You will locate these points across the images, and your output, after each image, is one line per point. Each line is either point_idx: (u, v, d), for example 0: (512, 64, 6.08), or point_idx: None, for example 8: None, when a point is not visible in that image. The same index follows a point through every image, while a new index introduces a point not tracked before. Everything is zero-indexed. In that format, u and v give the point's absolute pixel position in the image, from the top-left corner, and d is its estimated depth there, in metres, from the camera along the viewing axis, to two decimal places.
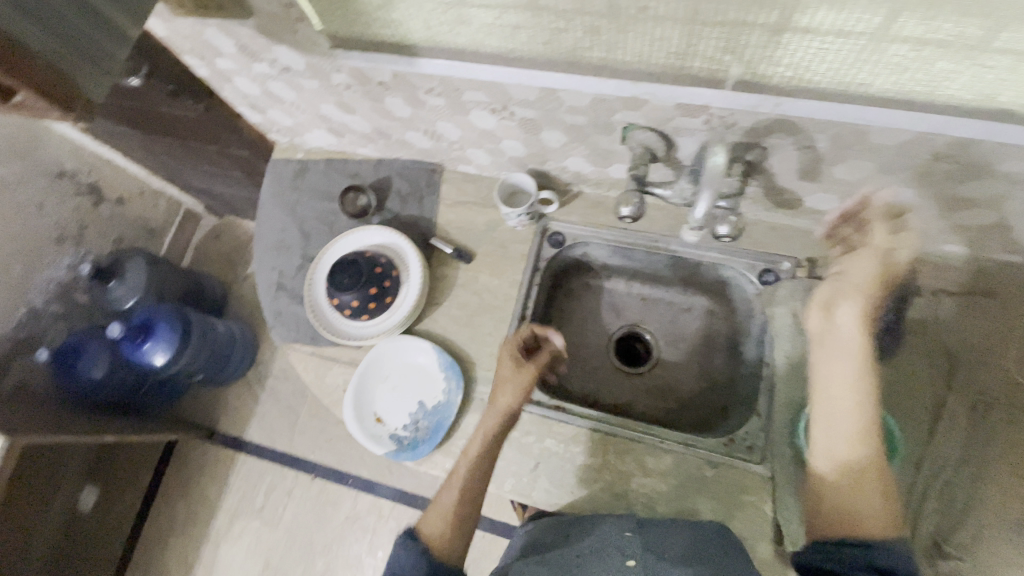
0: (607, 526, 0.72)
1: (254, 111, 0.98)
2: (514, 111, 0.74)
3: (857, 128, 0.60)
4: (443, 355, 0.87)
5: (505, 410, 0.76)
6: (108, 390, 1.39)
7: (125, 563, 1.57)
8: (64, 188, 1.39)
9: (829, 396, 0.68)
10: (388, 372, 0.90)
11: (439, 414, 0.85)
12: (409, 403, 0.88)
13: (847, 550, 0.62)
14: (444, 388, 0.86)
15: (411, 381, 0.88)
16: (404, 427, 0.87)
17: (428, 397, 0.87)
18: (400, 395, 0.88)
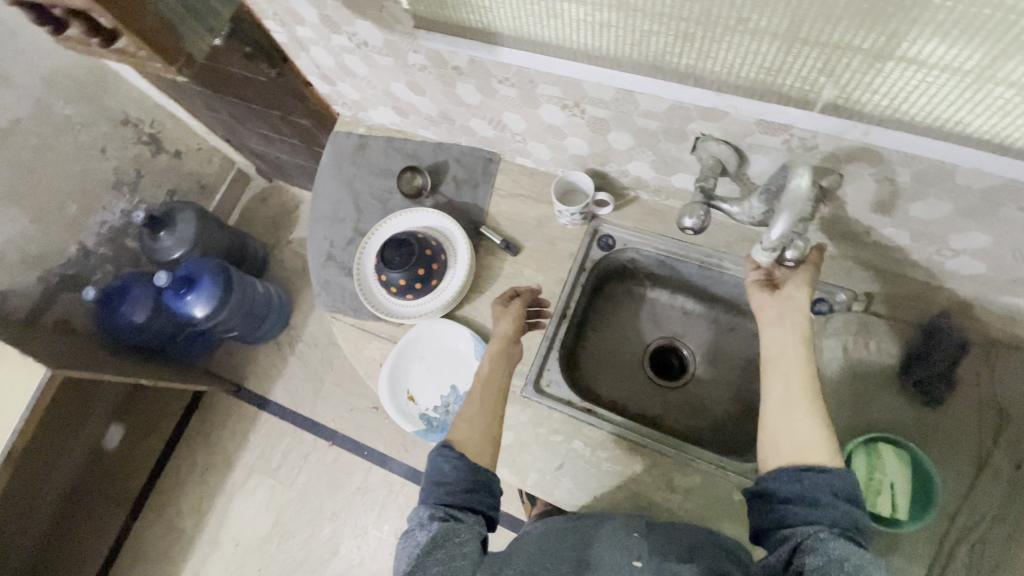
0: (615, 527, 0.68)
1: (323, 82, 1.00)
2: (586, 110, 0.74)
3: (944, 166, 0.58)
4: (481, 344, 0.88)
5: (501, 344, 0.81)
6: (146, 334, 1.44)
7: (140, 502, 1.62)
8: (127, 136, 1.44)
9: (771, 359, 0.66)
10: (423, 352, 0.90)
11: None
12: (442, 386, 0.89)
13: (804, 475, 0.56)
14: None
15: (447, 365, 0.90)
16: (434, 408, 0.89)
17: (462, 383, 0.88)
18: (433, 376, 0.90)
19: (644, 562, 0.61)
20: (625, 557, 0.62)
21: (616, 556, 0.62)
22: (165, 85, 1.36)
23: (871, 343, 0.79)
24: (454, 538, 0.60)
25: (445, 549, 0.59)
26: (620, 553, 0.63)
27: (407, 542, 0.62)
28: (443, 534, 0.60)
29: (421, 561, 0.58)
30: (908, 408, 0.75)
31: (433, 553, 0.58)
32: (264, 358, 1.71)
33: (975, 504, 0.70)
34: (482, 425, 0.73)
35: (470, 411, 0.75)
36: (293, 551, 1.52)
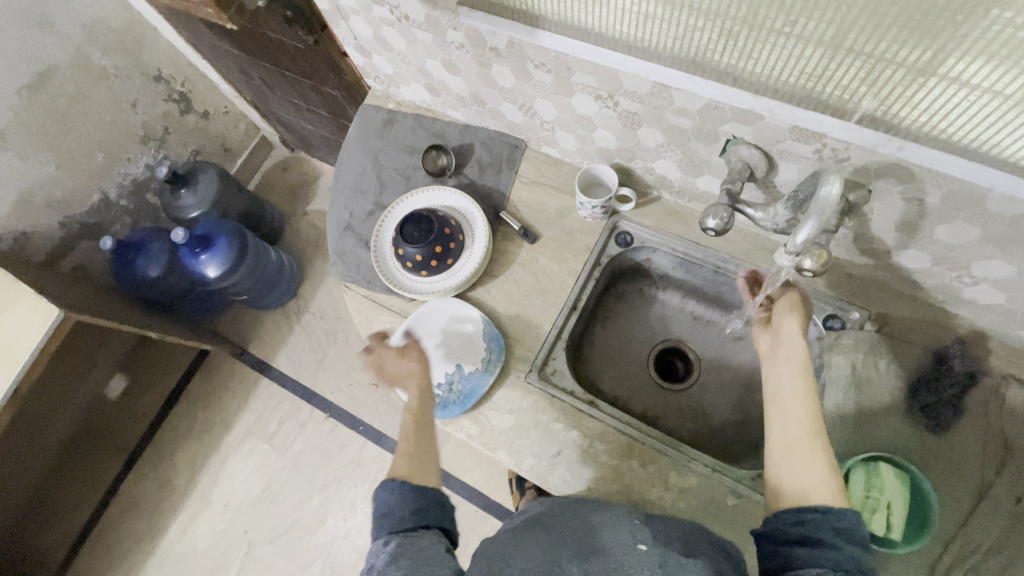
0: (616, 515, 0.68)
1: (358, 53, 1.00)
2: (619, 102, 0.74)
3: (975, 190, 0.57)
4: (491, 327, 0.88)
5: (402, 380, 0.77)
6: (159, 290, 1.46)
7: (136, 453, 1.64)
8: (158, 91, 1.45)
9: (775, 397, 0.65)
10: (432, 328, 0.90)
11: (475, 380, 0.86)
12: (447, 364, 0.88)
13: (805, 513, 0.54)
14: (486, 358, 0.87)
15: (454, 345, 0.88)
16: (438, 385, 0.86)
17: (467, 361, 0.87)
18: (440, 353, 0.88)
19: (648, 543, 0.61)
20: (630, 539, 0.62)
21: (622, 537, 0.62)
22: (201, 45, 1.37)
23: (880, 364, 0.78)
24: (414, 545, 0.56)
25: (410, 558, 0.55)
26: (625, 535, 0.63)
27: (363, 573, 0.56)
28: (401, 546, 0.56)
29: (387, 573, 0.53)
30: (913, 432, 0.75)
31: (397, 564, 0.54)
32: (270, 326, 1.72)
33: (969, 533, 0.70)
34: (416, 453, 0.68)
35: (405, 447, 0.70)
36: (282, 517, 1.54)
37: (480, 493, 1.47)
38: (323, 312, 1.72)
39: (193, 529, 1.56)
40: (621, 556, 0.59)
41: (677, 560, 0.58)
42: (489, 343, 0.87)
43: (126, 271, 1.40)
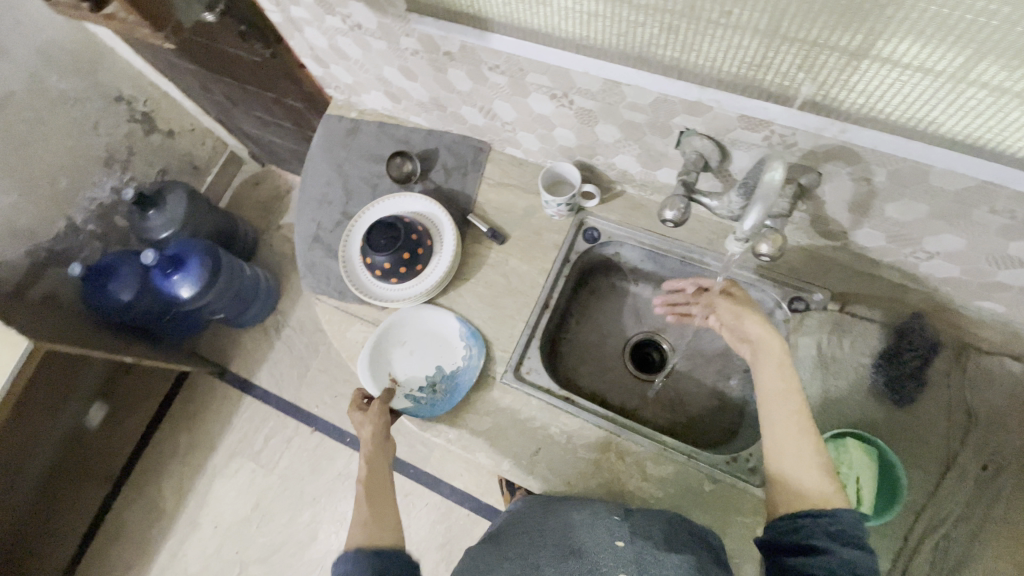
0: (594, 512, 0.68)
1: (316, 64, 1.00)
2: (574, 100, 0.75)
3: (918, 168, 0.59)
4: (467, 325, 0.90)
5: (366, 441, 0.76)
6: (133, 313, 1.44)
7: (121, 480, 1.62)
8: (119, 113, 1.43)
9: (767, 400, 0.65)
10: (408, 335, 0.90)
11: (459, 380, 0.86)
12: (428, 365, 0.89)
13: (800, 521, 0.56)
14: (466, 357, 0.88)
15: (432, 345, 0.90)
16: (420, 389, 0.87)
17: (447, 363, 0.88)
18: (419, 358, 0.89)
19: (626, 540, 0.61)
20: (608, 537, 0.62)
21: (600, 536, 0.63)
22: (160, 63, 1.35)
23: (844, 342, 0.80)
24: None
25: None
26: (603, 533, 0.63)
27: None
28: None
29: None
30: (879, 407, 0.77)
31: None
32: (250, 343, 1.71)
33: (938, 501, 0.71)
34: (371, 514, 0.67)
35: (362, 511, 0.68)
36: (273, 534, 1.52)
37: (471, 496, 1.47)
38: (303, 326, 1.70)
39: (183, 554, 1.54)
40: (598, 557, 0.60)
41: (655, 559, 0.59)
42: (467, 342, 0.89)
43: (98, 296, 1.38)
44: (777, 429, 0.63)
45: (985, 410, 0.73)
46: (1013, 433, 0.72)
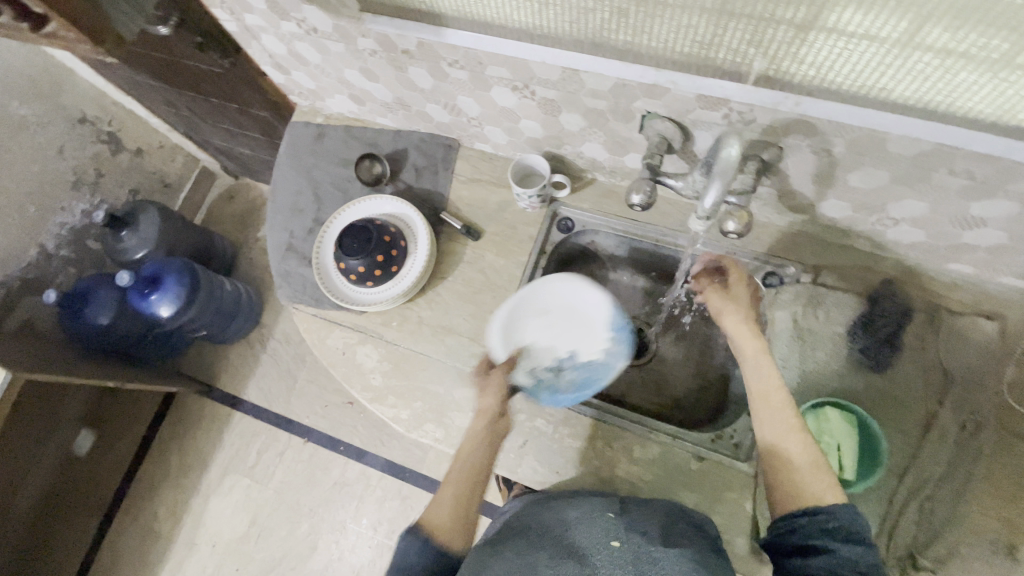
0: (591, 510, 0.68)
1: (278, 72, 0.99)
2: (535, 91, 0.75)
3: (875, 135, 0.60)
4: (619, 316, 0.83)
5: (484, 410, 0.75)
6: (113, 336, 1.41)
7: (115, 506, 1.59)
8: (84, 134, 1.40)
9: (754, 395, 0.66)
10: (549, 305, 0.85)
11: (587, 369, 0.82)
12: (562, 348, 0.84)
13: (795, 520, 0.57)
14: (616, 351, 0.82)
15: (570, 330, 0.84)
16: (544, 368, 0.83)
17: (596, 352, 0.83)
18: (583, 342, 0.83)
19: (622, 542, 0.61)
20: (604, 537, 0.62)
21: (596, 535, 0.62)
22: (121, 81, 1.33)
23: (820, 314, 0.80)
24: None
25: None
26: (598, 532, 0.63)
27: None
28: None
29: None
30: (857, 374, 0.78)
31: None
32: (237, 358, 1.69)
33: (920, 462, 0.73)
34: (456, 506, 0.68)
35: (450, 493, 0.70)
36: (272, 549, 1.51)
37: None
38: (288, 337, 1.69)
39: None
40: (597, 557, 0.59)
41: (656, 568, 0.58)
42: (614, 333, 0.83)
43: (76, 321, 1.36)
44: (766, 430, 0.64)
45: (960, 371, 0.74)
46: (989, 390, 0.73)
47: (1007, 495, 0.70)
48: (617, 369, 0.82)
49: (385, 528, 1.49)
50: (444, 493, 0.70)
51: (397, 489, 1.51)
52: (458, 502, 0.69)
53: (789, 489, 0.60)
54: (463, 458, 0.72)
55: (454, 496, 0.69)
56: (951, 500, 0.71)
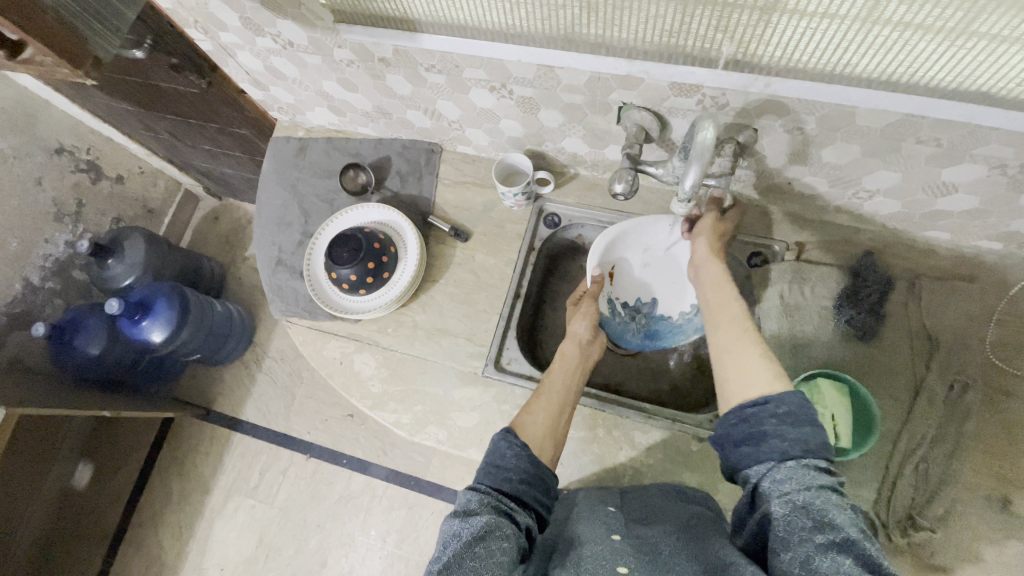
0: (592, 508, 0.70)
1: (256, 88, 0.99)
2: (512, 90, 0.76)
3: (843, 110, 0.62)
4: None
5: (575, 335, 0.84)
6: (104, 367, 1.40)
7: (117, 538, 1.57)
8: (63, 165, 1.39)
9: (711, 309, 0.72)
10: (656, 245, 0.89)
11: (658, 324, 0.92)
12: (646, 292, 0.93)
13: (748, 410, 0.57)
14: (695, 318, 0.90)
15: (668, 281, 0.92)
16: (626, 304, 0.93)
17: (676, 310, 0.92)
18: (667, 289, 0.92)
19: (622, 535, 0.62)
20: (604, 531, 0.62)
21: (595, 527, 0.63)
22: (97, 108, 1.32)
23: (806, 289, 0.82)
24: (498, 532, 0.57)
25: (487, 543, 0.55)
26: (598, 527, 0.63)
27: (440, 551, 0.57)
28: (487, 528, 0.57)
29: (461, 553, 0.54)
30: (845, 345, 0.80)
31: (475, 547, 0.55)
32: (233, 379, 1.69)
33: (911, 428, 0.74)
34: (549, 417, 0.73)
35: (540, 403, 0.75)
36: (281, 568, 1.50)
37: None
38: (282, 354, 1.68)
39: None
40: (593, 543, 0.59)
41: (656, 555, 0.57)
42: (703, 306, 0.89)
43: (65, 353, 1.34)
44: (722, 337, 0.67)
45: (945, 332, 0.77)
46: (973, 351, 0.75)
47: (994, 449, 0.73)
48: (686, 338, 0.91)
49: (394, 538, 1.48)
50: (536, 405, 0.75)
51: (404, 498, 1.51)
52: (553, 414, 0.74)
53: (738, 380, 0.61)
54: (556, 377, 0.78)
55: (548, 409, 0.74)
56: (944, 459, 0.73)
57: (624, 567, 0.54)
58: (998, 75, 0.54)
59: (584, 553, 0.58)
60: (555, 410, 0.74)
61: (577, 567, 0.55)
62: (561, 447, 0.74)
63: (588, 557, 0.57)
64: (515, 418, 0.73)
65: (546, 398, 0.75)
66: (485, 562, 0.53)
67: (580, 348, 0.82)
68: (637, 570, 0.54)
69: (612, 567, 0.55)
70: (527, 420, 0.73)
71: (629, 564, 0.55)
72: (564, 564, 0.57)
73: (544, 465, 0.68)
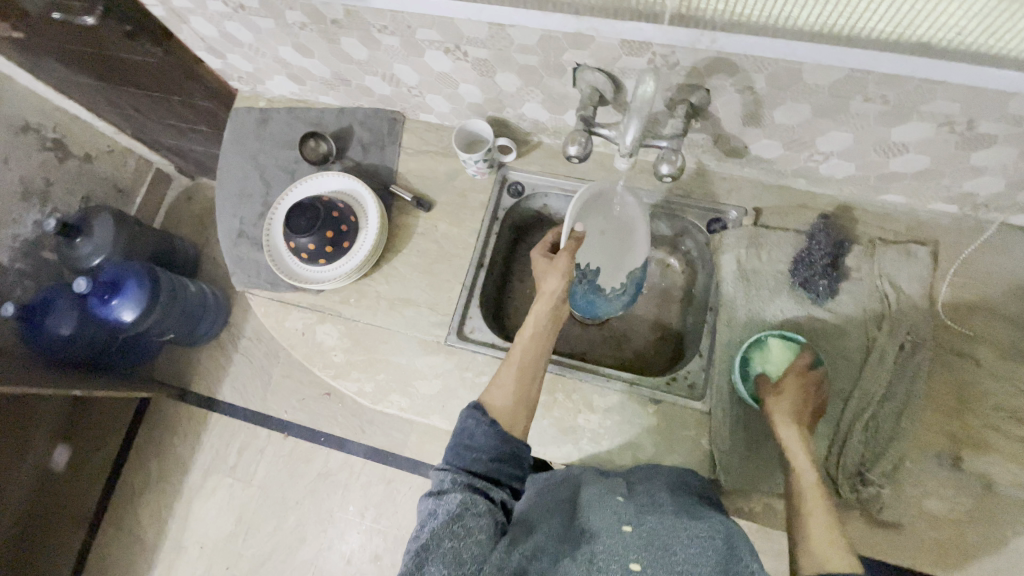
0: (600, 491, 0.67)
1: (214, 56, 0.98)
2: (467, 51, 0.75)
3: (791, 66, 0.62)
4: (643, 275, 0.89)
5: (547, 295, 0.79)
6: (77, 347, 1.38)
7: (97, 519, 1.57)
8: (28, 143, 1.34)
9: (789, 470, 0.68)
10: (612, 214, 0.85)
11: (592, 292, 0.88)
12: (595, 257, 0.86)
13: None
14: (622, 297, 0.90)
15: (613, 250, 0.87)
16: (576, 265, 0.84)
17: (610, 283, 0.88)
18: (610, 261, 0.87)
19: (634, 526, 0.60)
20: (615, 521, 0.61)
21: (606, 518, 0.62)
22: (61, 82, 1.29)
23: (763, 253, 0.83)
24: (473, 509, 0.60)
25: (464, 522, 0.58)
26: (609, 516, 0.62)
27: (419, 529, 0.59)
28: (462, 506, 0.60)
29: (438, 532, 0.57)
30: (801, 307, 0.81)
31: (453, 527, 0.57)
32: (210, 359, 1.68)
33: (861, 386, 0.76)
34: (517, 390, 0.73)
35: (508, 375, 0.74)
36: (260, 545, 1.51)
37: None
38: (258, 333, 1.67)
39: None
40: (606, 539, 0.59)
41: (670, 554, 0.57)
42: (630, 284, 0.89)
43: (36, 334, 1.32)
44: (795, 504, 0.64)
45: (898, 293, 0.78)
46: (921, 311, 0.77)
47: (943, 408, 0.75)
48: (611, 312, 0.90)
49: (372, 513, 1.50)
50: (504, 377, 0.74)
51: (382, 473, 1.52)
52: (521, 387, 0.73)
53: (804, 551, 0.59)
54: (526, 348, 0.77)
55: (516, 384, 0.73)
56: (893, 417, 0.74)
57: (637, 565, 0.55)
58: (937, 26, 0.54)
59: (596, 550, 0.57)
60: (524, 381, 0.73)
61: (589, 564, 0.56)
62: (532, 415, 0.74)
63: (600, 556, 0.57)
64: (484, 393, 0.74)
65: (513, 371, 0.74)
66: (464, 541, 0.56)
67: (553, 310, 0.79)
68: (650, 569, 0.55)
69: (626, 565, 0.55)
70: (494, 395, 0.72)
71: (642, 561, 0.56)
72: (574, 557, 0.57)
73: (516, 439, 0.69)
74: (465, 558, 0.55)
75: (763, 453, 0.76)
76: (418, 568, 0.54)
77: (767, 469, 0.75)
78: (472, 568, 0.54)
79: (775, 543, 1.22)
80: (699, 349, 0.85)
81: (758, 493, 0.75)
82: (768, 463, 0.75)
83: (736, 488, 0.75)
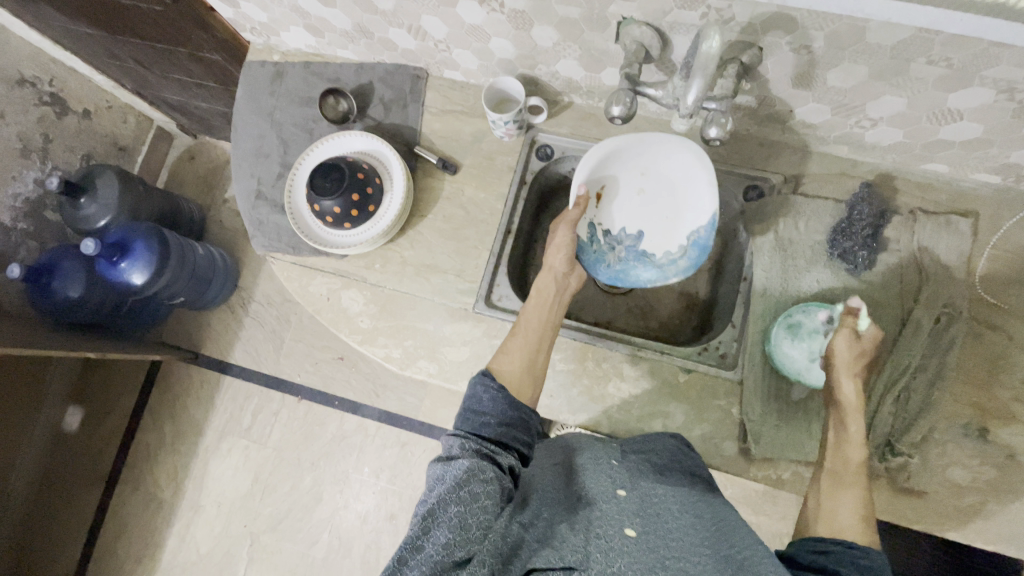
0: (595, 456, 0.71)
1: (226, 4, 0.92)
2: (504, 2, 0.71)
3: (854, 24, 0.59)
4: (707, 234, 0.80)
5: (549, 267, 0.80)
6: (84, 310, 1.35)
7: (113, 477, 1.59)
8: (25, 97, 1.27)
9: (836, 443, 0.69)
10: (653, 169, 0.84)
11: (638, 259, 0.86)
12: (634, 221, 0.86)
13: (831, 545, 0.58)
14: (681, 261, 0.84)
15: (658, 209, 0.85)
16: (607, 232, 0.87)
17: (660, 248, 0.86)
18: (656, 224, 0.86)
19: (628, 490, 0.64)
20: (610, 485, 0.65)
21: (602, 481, 0.65)
22: (58, 32, 1.22)
23: (799, 223, 0.82)
24: (479, 476, 0.57)
25: (471, 487, 0.55)
26: (605, 480, 0.66)
27: (426, 494, 0.57)
28: (469, 472, 0.57)
29: (444, 498, 0.54)
30: (837, 278, 0.80)
31: (459, 492, 0.54)
32: (220, 322, 1.67)
33: (895, 357, 0.75)
34: (526, 356, 0.72)
35: (517, 341, 0.74)
36: (277, 504, 1.54)
37: None
38: (268, 297, 1.66)
39: (191, 536, 1.55)
40: (604, 503, 0.62)
41: (661, 524, 0.59)
42: (692, 247, 0.82)
43: (43, 296, 1.29)
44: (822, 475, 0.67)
45: (936, 265, 0.77)
46: (960, 285, 0.76)
47: (974, 379, 0.75)
48: (667, 280, 0.84)
49: (387, 475, 1.52)
50: (513, 344, 0.74)
51: (396, 437, 1.54)
52: (529, 352, 0.73)
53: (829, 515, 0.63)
54: (532, 314, 0.77)
55: (524, 348, 0.73)
56: (925, 388, 0.74)
57: (632, 531, 0.57)
58: None
59: (594, 515, 0.60)
60: (531, 344, 0.73)
61: (587, 529, 0.57)
62: (542, 380, 0.74)
63: (598, 521, 0.59)
64: (492, 360, 0.73)
65: (519, 337, 0.74)
66: (470, 507, 0.53)
67: (558, 283, 0.79)
68: (645, 534, 0.57)
69: (621, 531, 0.57)
70: (503, 363, 0.72)
71: (636, 527, 0.58)
72: (573, 524, 0.58)
73: (523, 404, 0.68)
74: (470, 524, 0.52)
75: (794, 421, 0.77)
76: (422, 534, 0.52)
77: (798, 439, 0.76)
78: (477, 534, 0.51)
79: (783, 507, 1.26)
80: (731, 319, 0.85)
81: (786, 461, 0.76)
82: (797, 433, 0.76)
83: (765, 457, 0.76)
